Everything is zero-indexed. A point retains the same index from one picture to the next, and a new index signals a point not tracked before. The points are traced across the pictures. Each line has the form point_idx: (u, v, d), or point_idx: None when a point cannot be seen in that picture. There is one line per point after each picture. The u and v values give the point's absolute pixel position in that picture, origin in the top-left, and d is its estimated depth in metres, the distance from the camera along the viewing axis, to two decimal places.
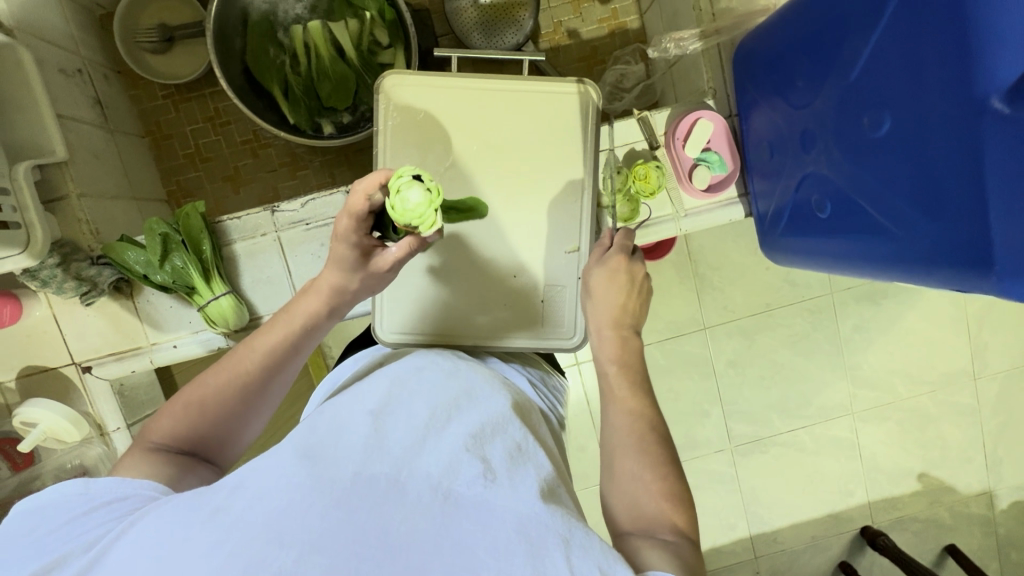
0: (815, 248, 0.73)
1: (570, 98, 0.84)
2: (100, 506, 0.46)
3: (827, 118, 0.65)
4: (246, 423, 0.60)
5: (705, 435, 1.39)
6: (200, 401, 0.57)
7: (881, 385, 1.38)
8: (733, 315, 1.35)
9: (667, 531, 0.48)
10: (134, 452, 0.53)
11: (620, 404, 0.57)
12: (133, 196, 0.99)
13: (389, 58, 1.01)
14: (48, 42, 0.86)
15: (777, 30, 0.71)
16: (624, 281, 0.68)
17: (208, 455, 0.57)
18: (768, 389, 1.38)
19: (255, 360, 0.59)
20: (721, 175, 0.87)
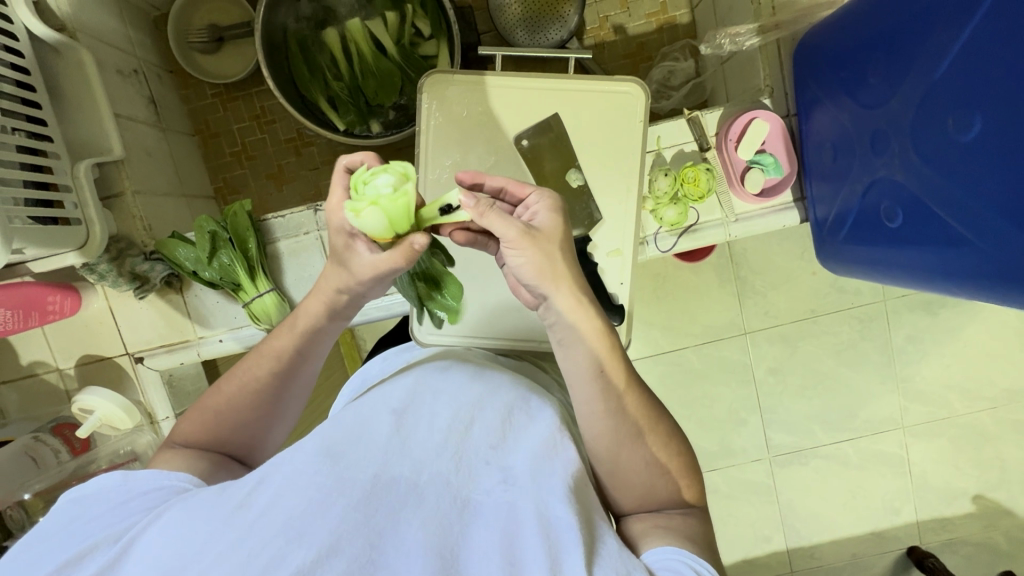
0: (880, 258, 0.68)
1: (618, 97, 0.81)
2: (138, 495, 0.47)
3: (902, 119, 0.60)
4: (269, 424, 0.59)
5: (743, 443, 1.34)
6: (219, 409, 0.57)
7: (935, 399, 1.29)
8: (777, 320, 1.29)
9: (675, 507, 0.53)
10: (163, 453, 0.55)
11: (609, 391, 0.52)
12: (183, 193, 1.02)
13: (430, 49, 1.00)
14: (107, 43, 0.90)
15: (850, 23, 0.67)
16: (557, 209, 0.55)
17: (239, 456, 0.58)
18: (812, 398, 1.32)
19: (265, 367, 0.58)
20: (776, 178, 0.83)
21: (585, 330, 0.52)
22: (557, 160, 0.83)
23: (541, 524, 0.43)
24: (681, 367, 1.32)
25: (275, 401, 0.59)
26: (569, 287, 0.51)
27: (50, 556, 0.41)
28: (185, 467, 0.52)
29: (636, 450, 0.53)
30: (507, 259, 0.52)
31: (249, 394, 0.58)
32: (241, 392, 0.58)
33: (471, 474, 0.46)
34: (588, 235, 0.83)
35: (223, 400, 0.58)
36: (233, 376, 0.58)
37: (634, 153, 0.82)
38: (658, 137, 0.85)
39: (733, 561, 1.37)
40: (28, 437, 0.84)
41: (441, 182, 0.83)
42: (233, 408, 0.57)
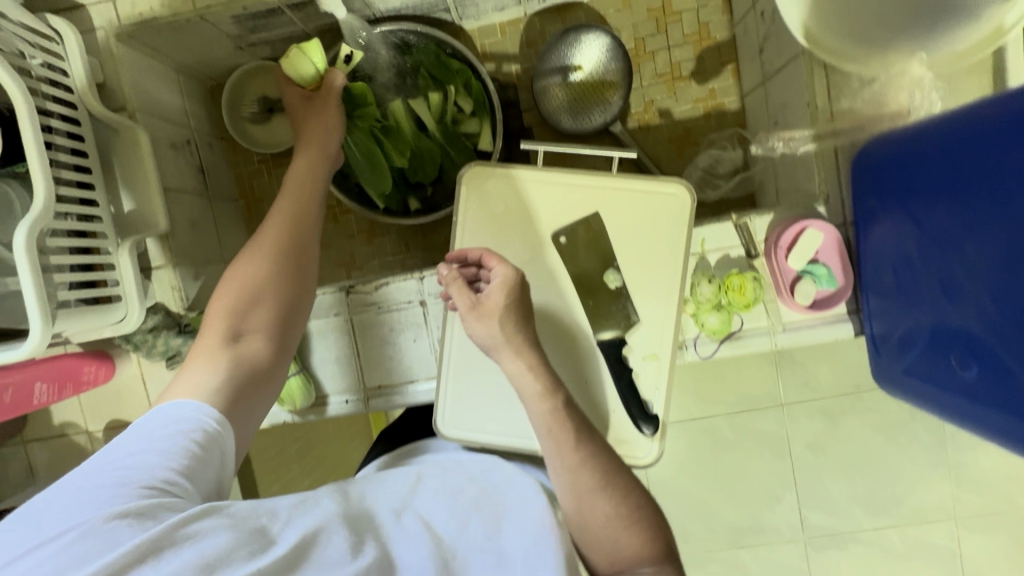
0: (945, 402, 0.64)
1: (662, 197, 0.79)
2: (163, 442, 0.55)
3: (983, 273, 0.56)
4: (296, 276, 0.73)
5: (776, 522, 1.27)
6: (250, 271, 0.71)
7: (992, 490, 1.20)
8: (820, 394, 1.21)
9: (646, 562, 0.60)
10: (215, 324, 0.67)
11: (564, 446, 0.64)
12: (223, 258, 1.04)
13: (472, 126, 1.00)
14: (163, 118, 0.94)
15: (919, 157, 0.63)
16: (513, 283, 0.69)
17: (276, 305, 0.71)
18: (855, 480, 1.24)
19: (278, 218, 0.74)
20: (828, 290, 0.77)
21: (526, 391, 0.66)
22: (596, 260, 0.80)
23: None
24: (711, 439, 1.25)
25: (284, 297, 0.71)
26: (512, 353, 0.67)
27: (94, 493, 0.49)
28: (228, 348, 0.65)
29: (599, 503, 0.62)
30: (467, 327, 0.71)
31: (256, 290, 0.70)
32: (264, 246, 0.72)
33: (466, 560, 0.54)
34: (624, 337, 0.80)
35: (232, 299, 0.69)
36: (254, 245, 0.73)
37: (676, 256, 0.79)
38: (702, 239, 0.81)
39: None
40: None
41: None
42: (241, 306, 0.69)
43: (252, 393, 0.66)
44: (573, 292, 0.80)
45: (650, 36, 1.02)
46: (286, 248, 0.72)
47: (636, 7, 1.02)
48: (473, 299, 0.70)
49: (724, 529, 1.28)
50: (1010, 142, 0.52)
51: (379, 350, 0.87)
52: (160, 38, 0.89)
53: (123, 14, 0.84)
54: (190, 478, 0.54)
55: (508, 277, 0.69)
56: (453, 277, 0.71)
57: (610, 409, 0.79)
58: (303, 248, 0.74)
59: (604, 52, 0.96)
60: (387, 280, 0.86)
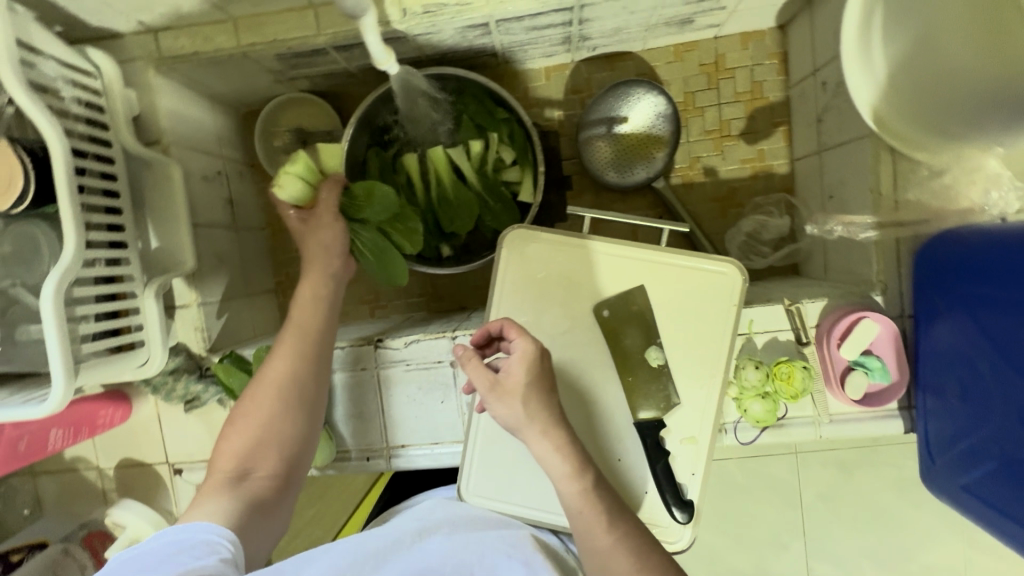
0: (1005, 530, 0.62)
1: (713, 276, 0.75)
2: (171, 558, 0.51)
3: None
4: (296, 420, 0.70)
5: (783, 572, 1.28)
6: (252, 417, 0.68)
7: (1007, 556, 1.21)
8: (836, 446, 1.22)
9: None
10: (215, 473, 0.65)
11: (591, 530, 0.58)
12: (247, 292, 1.01)
13: (513, 175, 0.96)
14: (196, 150, 0.91)
15: (1005, 272, 0.61)
16: (533, 357, 0.62)
17: (273, 452, 0.68)
18: (867, 536, 1.24)
19: (283, 356, 0.72)
20: (880, 384, 0.73)
21: (555, 473, 0.59)
22: (638, 336, 0.77)
23: None
24: (722, 483, 1.26)
25: (295, 421, 0.70)
26: (539, 433, 0.60)
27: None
28: (222, 499, 0.62)
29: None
30: (488, 407, 0.63)
31: (268, 419, 0.69)
32: (270, 384, 0.70)
33: None
34: (662, 418, 0.76)
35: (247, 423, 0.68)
36: (258, 386, 0.70)
37: (723, 338, 0.75)
38: (751, 320, 0.78)
39: None
40: (59, 548, 0.82)
41: None
42: (256, 432, 0.68)
43: (259, 521, 0.63)
44: (612, 367, 0.77)
45: (701, 91, 0.99)
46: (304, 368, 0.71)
47: (689, 60, 0.99)
48: (493, 375, 0.62)
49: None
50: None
51: (404, 408, 0.84)
52: (199, 70, 0.87)
53: (163, 47, 0.81)
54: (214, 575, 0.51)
55: (529, 351, 0.62)
56: (466, 352, 0.64)
57: (642, 491, 0.76)
58: (319, 369, 0.73)
59: (654, 110, 0.93)
60: (417, 337, 0.83)
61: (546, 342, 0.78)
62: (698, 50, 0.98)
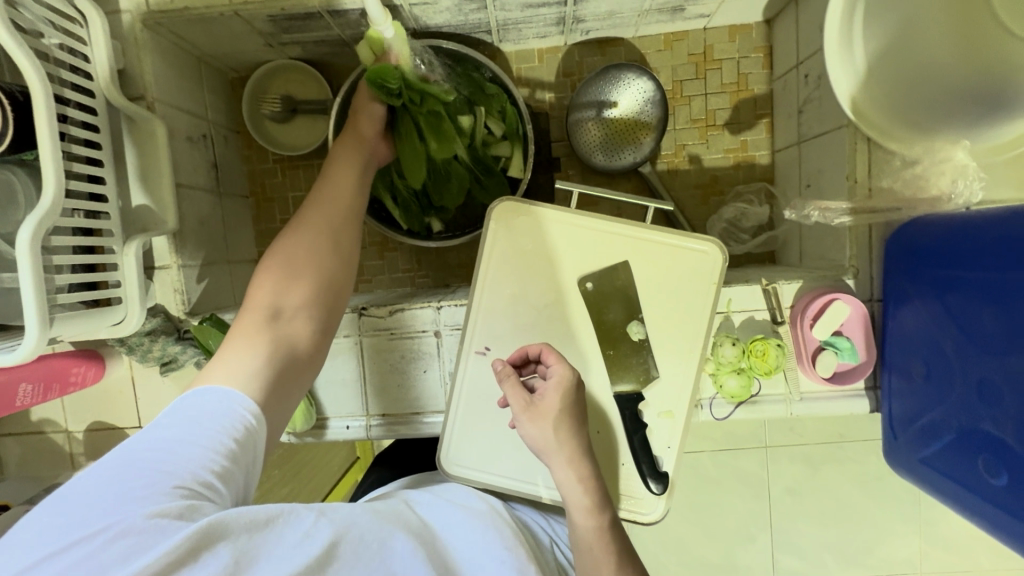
0: (965, 500, 0.64)
1: (693, 253, 0.77)
2: (198, 442, 0.50)
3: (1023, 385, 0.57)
4: (323, 298, 0.68)
5: (749, 561, 1.32)
6: (275, 284, 0.65)
7: (960, 549, 1.26)
8: (803, 440, 1.26)
9: None
10: (235, 333, 0.62)
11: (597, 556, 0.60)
12: (228, 259, 1.00)
13: (502, 150, 0.97)
14: (181, 109, 0.89)
15: (963, 251, 0.63)
16: (570, 385, 0.65)
17: (299, 322, 0.65)
18: (829, 528, 1.29)
19: (312, 233, 0.70)
20: (849, 363, 0.77)
21: (571, 502, 0.61)
22: (620, 310, 0.78)
23: None
24: (693, 474, 1.30)
25: (323, 288, 0.68)
26: (563, 460, 0.62)
27: (121, 493, 0.44)
28: (246, 355, 0.59)
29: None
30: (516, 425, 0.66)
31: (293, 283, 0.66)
32: (294, 261, 0.67)
33: None
34: (640, 391, 0.78)
35: (278, 278, 0.65)
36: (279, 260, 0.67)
37: (702, 316, 0.77)
38: (729, 299, 0.80)
39: None
40: (22, 511, 0.79)
41: (495, 309, 0.79)
42: (286, 290, 0.65)
43: (285, 387, 0.62)
44: (594, 341, 0.78)
45: (689, 80, 1.01)
46: (340, 234, 0.71)
47: (678, 49, 1.01)
48: (529, 397, 0.65)
49: (698, 566, 1.33)
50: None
51: (385, 376, 0.85)
52: (188, 27, 0.85)
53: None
54: (226, 482, 0.50)
55: (565, 377, 0.65)
56: (508, 370, 0.68)
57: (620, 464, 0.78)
58: (345, 245, 0.71)
59: (643, 95, 0.95)
60: (401, 306, 0.83)
61: (530, 312, 0.79)
62: (687, 40, 1.00)
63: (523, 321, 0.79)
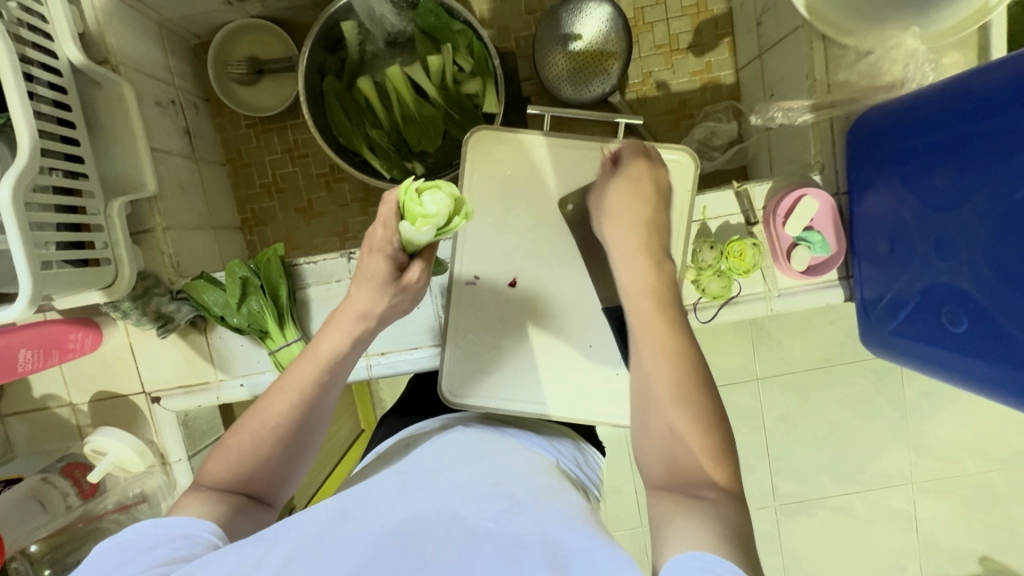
0: (935, 356, 0.68)
1: (667, 163, 0.80)
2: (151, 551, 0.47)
3: (976, 233, 0.60)
4: (294, 460, 0.60)
5: (750, 490, 1.38)
6: (241, 448, 0.58)
7: (946, 456, 1.32)
8: (791, 368, 1.32)
9: (707, 489, 0.50)
10: (189, 492, 0.55)
11: (662, 401, 0.55)
12: (212, 225, 1.00)
13: (474, 87, 0.98)
14: (146, 74, 0.89)
15: (913, 122, 0.66)
16: (646, 189, 0.73)
17: (263, 493, 0.58)
18: (822, 449, 1.35)
19: (289, 397, 0.60)
20: (822, 257, 0.81)
21: (629, 286, 0.65)
22: None
23: (545, 545, 0.42)
24: None
25: (293, 455, 0.60)
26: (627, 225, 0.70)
27: None
28: (208, 508, 0.53)
29: (684, 447, 0.52)
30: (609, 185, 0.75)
31: (260, 452, 0.58)
32: (267, 422, 0.59)
33: (478, 505, 0.47)
34: None
35: (248, 437, 0.58)
36: (254, 414, 0.59)
37: (681, 224, 0.80)
38: (704, 207, 0.83)
39: None
40: (37, 479, 0.81)
41: (481, 238, 0.82)
42: (255, 457, 0.58)
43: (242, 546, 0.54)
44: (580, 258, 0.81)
45: (649, 7, 1.03)
46: (321, 398, 0.61)
47: None
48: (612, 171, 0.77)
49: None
50: (1014, 101, 0.55)
51: None
52: None
53: None
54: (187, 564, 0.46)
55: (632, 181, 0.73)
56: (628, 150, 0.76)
57: (613, 373, 0.82)
58: (324, 405, 0.62)
59: (604, 22, 0.97)
60: None
61: (515, 238, 0.82)
62: None
63: (510, 247, 0.82)
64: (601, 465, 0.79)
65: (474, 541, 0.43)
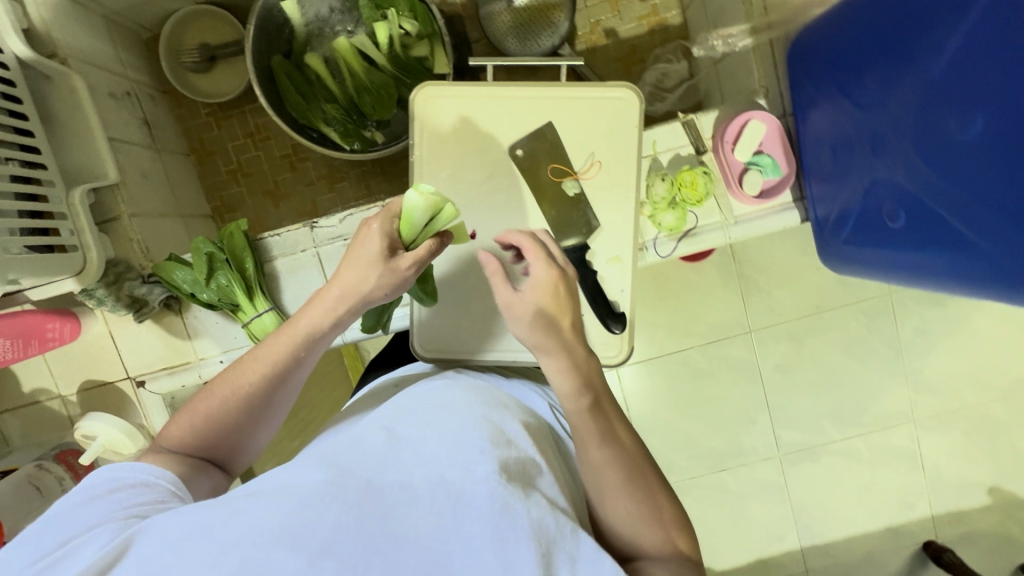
0: (889, 258, 0.67)
1: (611, 101, 0.81)
2: (113, 493, 0.49)
3: (901, 123, 0.59)
4: (258, 426, 0.62)
5: (752, 443, 1.33)
6: (209, 410, 0.59)
7: (946, 390, 1.28)
8: (781, 315, 1.29)
9: (670, 558, 0.49)
10: (152, 449, 0.57)
11: (616, 487, 0.51)
12: (180, 213, 1.02)
13: (422, 50, 1.00)
14: (98, 67, 0.90)
15: (841, 25, 0.66)
16: (558, 299, 0.57)
17: (225, 454, 0.60)
18: (820, 395, 1.31)
19: (259, 368, 0.60)
20: (774, 179, 0.81)
21: (560, 393, 0.55)
22: (552, 168, 0.82)
23: (532, 529, 0.42)
24: (684, 368, 1.32)
25: (259, 422, 0.61)
26: (547, 351, 0.56)
27: (55, 534, 0.45)
28: (169, 465, 0.55)
29: (647, 525, 0.50)
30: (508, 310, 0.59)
31: (226, 417, 0.59)
32: (235, 391, 0.59)
33: (465, 467, 0.46)
34: (586, 243, 0.82)
35: (215, 402, 0.59)
36: (226, 380, 0.60)
37: (630, 160, 0.81)
38: (653, 141, 0.84)
39: (745, 563, 1.35)
40: (32, 466, 0.84)
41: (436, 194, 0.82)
42: (221, 420, 0.59)
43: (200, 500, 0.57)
44: (535, 203, 0.82)
45: None
46: (292, 375, 0.62)
47: None
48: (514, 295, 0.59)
49: (704, 455, 1.34)
50: None
51: None
52: None
53: None
54: (147, 506, 0.48)
55: (542, 280, 0.58)
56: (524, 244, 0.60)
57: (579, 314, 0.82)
58: (295, 379, 0.62)
59: None
60: (350, 212, 0.87)
61: (470, 190, 0.82)
62: None
63: (466, 199, 0.82)
64: None
65: (459, 507, 0.42)
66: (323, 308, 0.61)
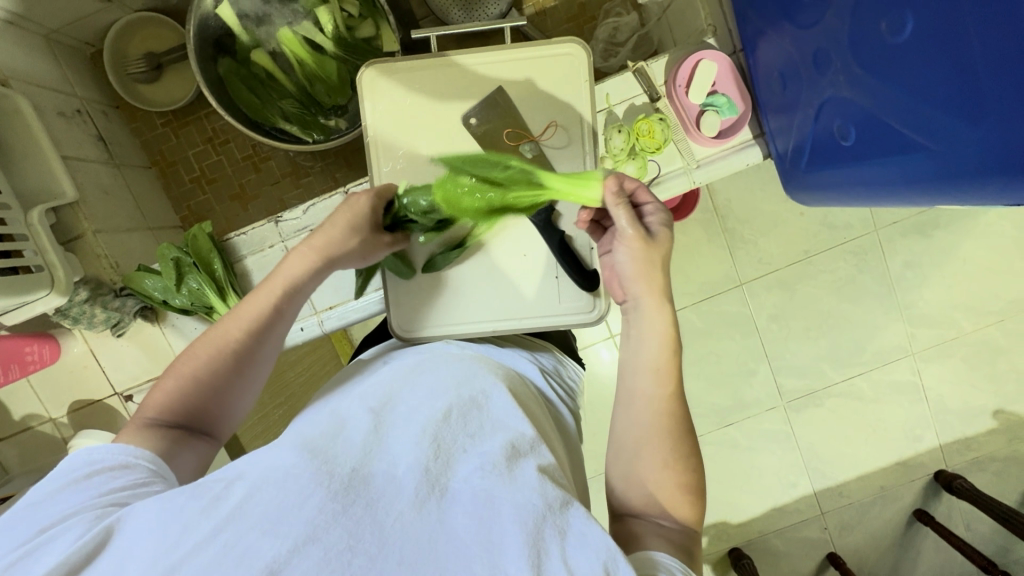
0: (846, 178, 0.67)
1: (558, 57, 0.80)
2: (89, 478, 0.45)
3: (840, 34, 0.60)
4: (239, 391, 0.59)
5: (754, 394, 1.32)
6: (189, 377, 0.56)
7: (941, 321, 1.28)
8: (771, 266, 1.28)
9: (671, 520, 0.49)
10: (131, 427, 0.53)
11: (647, 438, 0.52)
12: (147, 226, 1.02)
13: (367, 30, 0.99)
14: (44, 87, 0.89)
15: None
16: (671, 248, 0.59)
17: (207, 426, 0.57)
18: (817, 339, 1.30)
19: (240, 326, 0.59)
20: (731, 118, 0.81)
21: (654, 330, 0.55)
22: (510, 132, 0.79)
23: (517, 517, 0.39)
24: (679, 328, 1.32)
25: (242, 386, 0.59)
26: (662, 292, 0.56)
27: (29, 525, 0.42)
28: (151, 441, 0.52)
29: (660, 483, 0.50)
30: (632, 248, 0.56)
31: (207, 381, 0.57)
32: (215, 352, 0.57)
33: (449, 461, 0.43)
34: None
35: (198, 362, 0.57)
36: (205, 343, 0.58)
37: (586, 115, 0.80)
38: (607, 95, 0.83)
39: (760, 513, 1.34)
40: None
41: (396, 174, 0.82)
42: (201, 386, 0.57)
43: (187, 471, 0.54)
44: None
45: None
46: (279, 332, 0.61)
47: None
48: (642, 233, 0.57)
49: (707, 411, 1.34)
50: None
51: None
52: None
53: None
54: (127, 492, 0.45)
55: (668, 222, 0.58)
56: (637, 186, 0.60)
57: (553, 277, 0.80)
58: (278, 338, 0.61)
59: None
60: (314, 201, 0.86)
61: (429, 165, 0.81)
62: None
63: (426, 175, 0.82)
64: (581, 377, 0.77)
65: (442, 502, 0.40)
66: (309, 261, 0.63)
